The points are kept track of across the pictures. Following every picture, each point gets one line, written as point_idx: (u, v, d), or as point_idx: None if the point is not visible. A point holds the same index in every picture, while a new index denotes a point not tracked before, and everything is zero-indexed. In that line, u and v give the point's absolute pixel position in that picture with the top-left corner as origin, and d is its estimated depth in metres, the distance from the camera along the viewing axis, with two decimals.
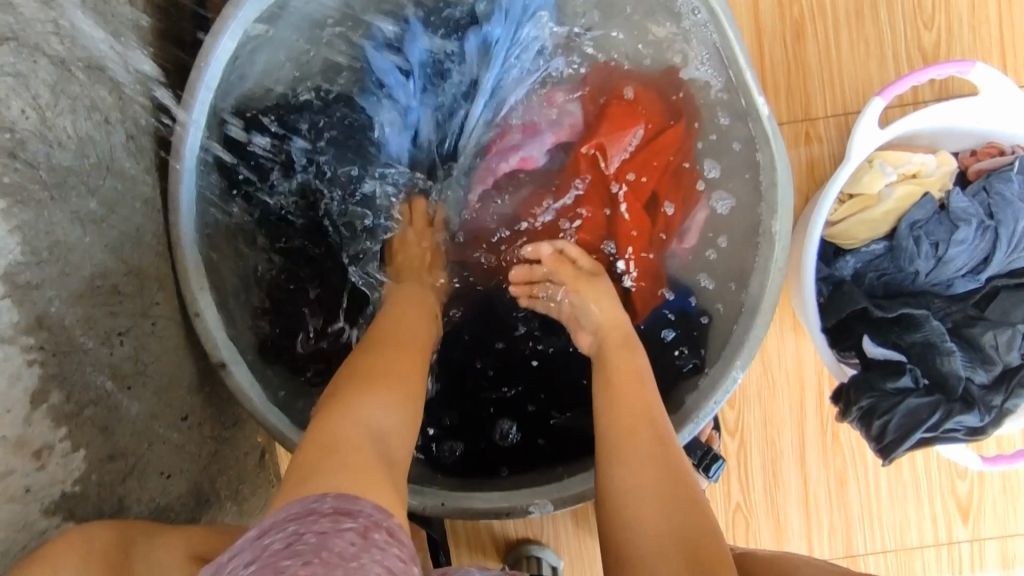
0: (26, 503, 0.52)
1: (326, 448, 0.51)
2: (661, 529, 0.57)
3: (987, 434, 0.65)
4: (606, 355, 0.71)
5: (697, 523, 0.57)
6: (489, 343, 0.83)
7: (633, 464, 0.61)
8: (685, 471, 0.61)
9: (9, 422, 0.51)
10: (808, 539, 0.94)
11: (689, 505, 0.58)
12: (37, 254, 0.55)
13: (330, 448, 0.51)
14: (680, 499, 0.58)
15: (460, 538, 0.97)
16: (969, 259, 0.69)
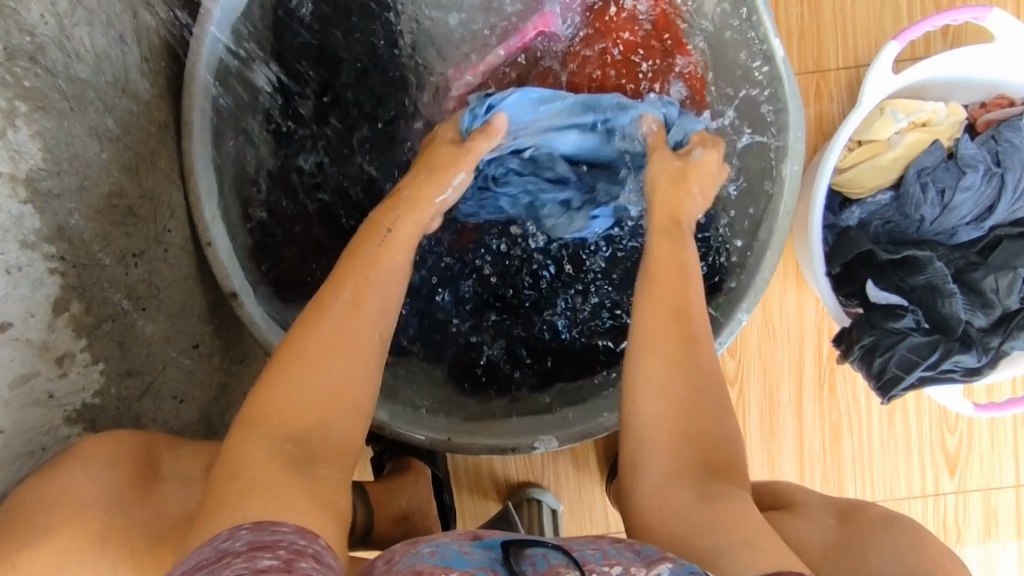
0: (49, 408, 0.53)
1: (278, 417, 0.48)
2: (678, 431, 0.54)
3: (984, 374, 0.67)
4: (655, 234, 0.65)
5: (718, 425, 0.55)
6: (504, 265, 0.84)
7: (655, 362, 0.56)
8: (711, 363, 0.57)
9: (33, 326, 0.51)
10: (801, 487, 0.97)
11: (711, 404, 0.55)
12: (56, 164, 0.55)
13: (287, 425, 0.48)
14: (699, 399, 0.55)
15: (463, 481, 0.98)
16: (974, 206, 0.71)
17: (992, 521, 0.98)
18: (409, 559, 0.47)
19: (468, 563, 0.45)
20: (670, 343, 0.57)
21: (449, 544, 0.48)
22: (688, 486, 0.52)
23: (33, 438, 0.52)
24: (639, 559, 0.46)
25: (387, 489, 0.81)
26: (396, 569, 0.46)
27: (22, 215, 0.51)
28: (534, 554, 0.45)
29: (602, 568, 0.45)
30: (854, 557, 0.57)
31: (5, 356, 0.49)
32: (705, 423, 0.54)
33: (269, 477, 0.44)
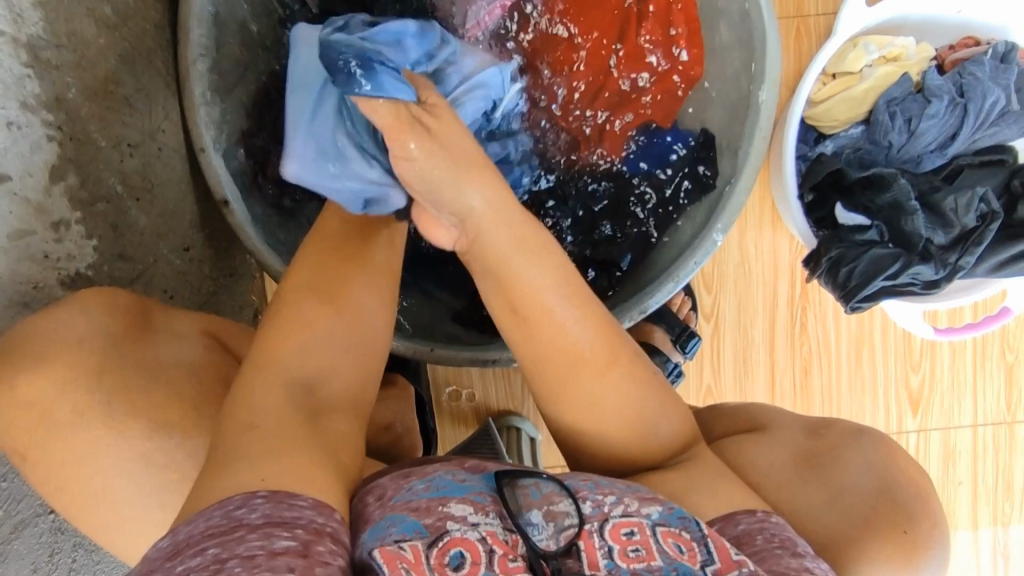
0: (44, 267, 0.54)
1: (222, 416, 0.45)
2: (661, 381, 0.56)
3: (942, 287, 0.70)
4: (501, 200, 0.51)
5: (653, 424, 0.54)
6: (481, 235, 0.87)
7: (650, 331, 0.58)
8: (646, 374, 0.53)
9: (31, 185, 0.53)
10: (772, 400, 1.01)
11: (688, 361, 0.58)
12: (56, 38, 0.56)
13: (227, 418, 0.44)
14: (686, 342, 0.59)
15: (445, 408, 1.01)
16: (938, 134, 0.74)
17: (950, 459, 1.02)
18: (405, 493, 0.47)
19: (466, 490, 0.47)
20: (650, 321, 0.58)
21: (442, 473, 0.49)
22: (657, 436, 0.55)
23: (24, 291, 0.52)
24: (630, 490, 0.49)
25: (371, 402, 0.83)
26: (391, 503, 0.47)
27: (23, 76, 0.52)
28: (531, 483, 0.48)
29: (596, 496, 0.48)
30: (828, 462, 0.59)
31: (4, 208, 0.50)
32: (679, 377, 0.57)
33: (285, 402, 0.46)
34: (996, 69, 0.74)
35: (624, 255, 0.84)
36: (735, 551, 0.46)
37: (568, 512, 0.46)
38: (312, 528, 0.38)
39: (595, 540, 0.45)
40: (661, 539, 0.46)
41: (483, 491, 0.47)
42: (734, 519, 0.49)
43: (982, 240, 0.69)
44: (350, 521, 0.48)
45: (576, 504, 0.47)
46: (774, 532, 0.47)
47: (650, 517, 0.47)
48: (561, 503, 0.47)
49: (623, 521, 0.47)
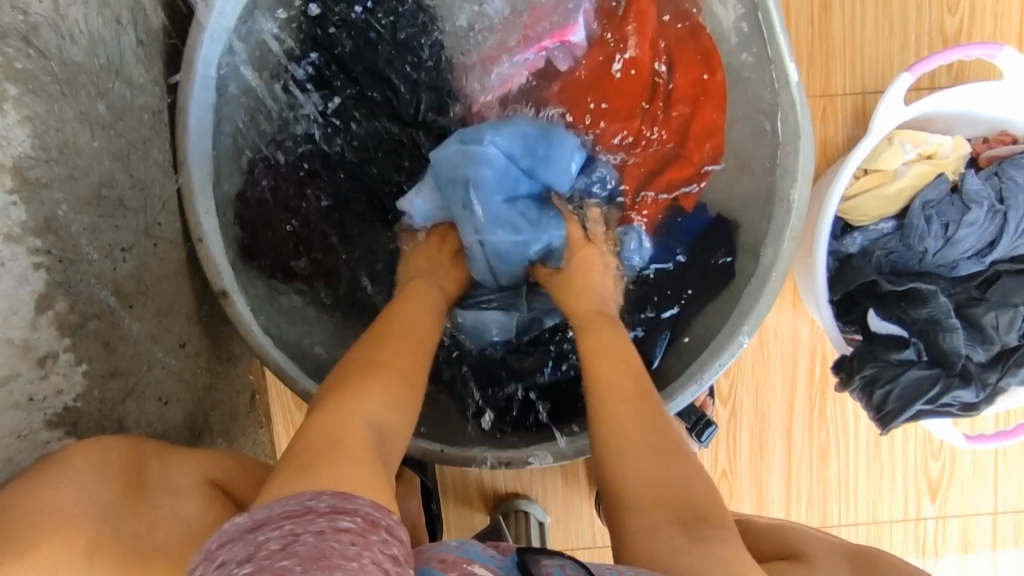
0: (29, 411, 0.49)
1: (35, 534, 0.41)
2: (652, 476, 0.55)
3: (981, 410, 0.67)
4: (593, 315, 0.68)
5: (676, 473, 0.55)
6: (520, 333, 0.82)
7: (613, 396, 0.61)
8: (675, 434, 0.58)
9: (15, 324, 0.48)
10: (787, 509, 0.98)
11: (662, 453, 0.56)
12: (46, 152, 0.52)
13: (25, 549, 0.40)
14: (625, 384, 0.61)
15: (449, 489, 0.97)
16: (976, 241, 0.71)
17: (968, 547, 0.99)
18: (445, 549, 0.49)
19: (490, 563, 0.49)
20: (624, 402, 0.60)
21: (476, 544, 0.51)
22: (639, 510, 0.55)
23: (9, 441, 0.48)
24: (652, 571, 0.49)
25: None
26: (422, 558, 0.48)
27: (10, 204, 0.48)
28: (552, 563, 0.48)
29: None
30: None
31: None
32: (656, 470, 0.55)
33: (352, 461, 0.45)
34: None
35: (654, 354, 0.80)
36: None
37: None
38: (364, 521, 0.38)
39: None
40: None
41: (506, 569, 0.48)
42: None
43: None
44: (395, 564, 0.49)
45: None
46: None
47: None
48: None
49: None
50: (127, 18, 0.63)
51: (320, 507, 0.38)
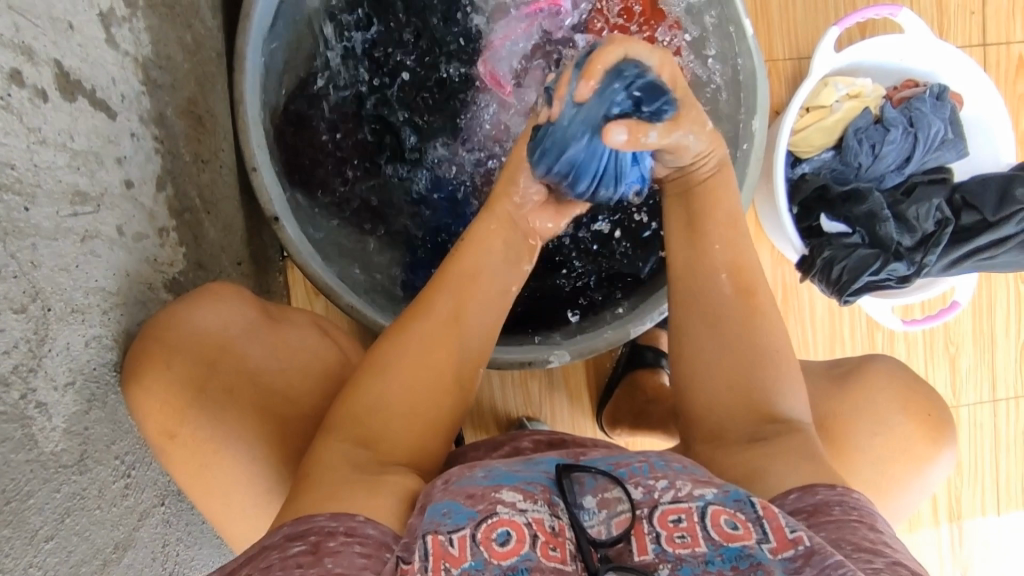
0: (154, 268, 0.56)
1: (170, 419, 0.51)
2: (723, 375, 0.58)
3: (913, 281, 0.85)
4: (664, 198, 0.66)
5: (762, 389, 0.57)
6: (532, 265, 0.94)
7: (696, 293, 0.61)
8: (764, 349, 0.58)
9: (146, 192, 0.56)
10: None
11: (746, 340, 0.58)
12: (158, 59, 0.61)
13: (174, 436, 0.51)
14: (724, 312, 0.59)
15: (467, 417, 1.04)
16: (897, 156, 0.90)
17: None
18: (466, 482, 0.46)
19: (520, 481, 0.46)
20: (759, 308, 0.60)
21: (527, 472, 0.47)
22: (731, 412, 0.57)
23: (144, 291, 0.54)
24: (685, 475, 0.47)
25: None
26: (452, 490, 0.45)
27: (140, 94, 0.57)
28: (583, 475, 0.47)
29: (646, 481, 0.46)
30: (858, 377, 0.74)
31: (130, 212, 0.53)
32: (750, 380, 0.57)
33: (399, 394, 0.52)
34: (935, 105, 0.90)
35: (645, 267, 0.93)
36: (793, 529, 0.42)
37: (620, 499, 0.44)
38: (327, 532, 0.42)
39: (644, 526, 0.43)
40: (712, 521, 0.43)
41: (535, 484, 0.46)
42: (813, 489, 0.48)
43: (940, 242, 0.84)
44: (410, 498, 0.47)
45: (626, 490, 0.45)
46: (858, 513, 0.46)
47: (705, 499, 0.44)
48: (612, 492, 0.45)
49: (672, 507, 0.44)
50: None
51: (322, 525, 0.42)
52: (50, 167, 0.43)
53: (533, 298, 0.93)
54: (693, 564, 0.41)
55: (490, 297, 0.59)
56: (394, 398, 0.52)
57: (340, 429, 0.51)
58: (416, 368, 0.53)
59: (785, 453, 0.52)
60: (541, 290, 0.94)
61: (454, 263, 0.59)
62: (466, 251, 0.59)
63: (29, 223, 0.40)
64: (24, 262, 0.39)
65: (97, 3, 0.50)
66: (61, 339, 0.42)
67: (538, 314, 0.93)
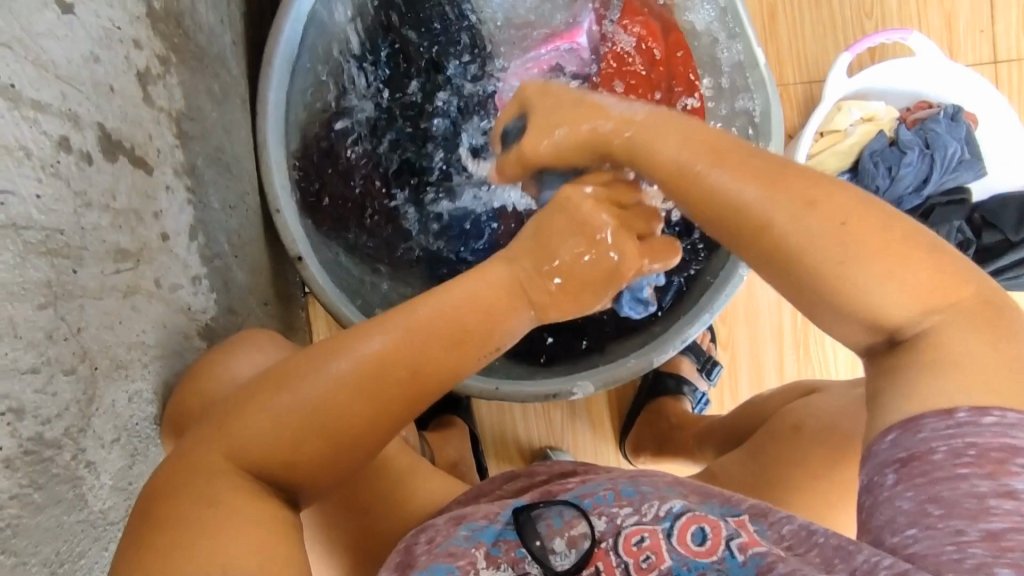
0: (189, 317, 0.57)
1: None
2: (831, 313, 0.42)
3: None
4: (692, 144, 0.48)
5: (878, 293, 0.40)
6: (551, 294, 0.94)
7: (838, 204, 0.42)
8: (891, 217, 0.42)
9: (180, 243, 0.57)
10: None
11: (905, 267, 0.40)
12: (189, 112, 0.63)
13: None
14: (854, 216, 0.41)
15: (490, 448, 1.04)
16: (915, 178, 0.90)
17: None
18: (449, 542, 0.50)
19: (490, 534, 0.50)
20: (895, 223, 0.41)
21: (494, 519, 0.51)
22: (892, 312, 0.41)
23: (181, 340, 0.55)
24: (650, 495, 0.52)
25: (440, 440, 0.86)
26: (436, 551, 0.49)
27: (174, 147, 0.58)
28: (547, 514, 0.50)
29: (610, 510, 0.50)
30: None
31: (167, 264, 0.54)
32: (913, 277, 0.40)
33: (337, 425, 0.46)
34: (950, 126, 0.90)
35: (666, 294, 0.92)
36: (762, 526, 0.45)
37: (585, 535, 0.48)
38: None
39: (609, 557, 0.48)
40: (677, 536, 0.48)
41: (499, 541, 0.49)
42: (917, 424, 0.37)
43: None
44: (398, 562, 0.50)
45: (589, 524, 0.49)
46: (997, 435, 0.36)
47: (670, 516, 0.49)
48: (578, 525, 0.49)
49: (633, 530, 0.49)
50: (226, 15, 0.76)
51: None
52: (95, 228, 0.44)
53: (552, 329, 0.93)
54: None
55: (483, 339, 0.50)
56: (318, 429, 0.45)
57: (251, 439, 0.45)
58: (377, 406, 0.47)
59: (921, 382, 0.39)
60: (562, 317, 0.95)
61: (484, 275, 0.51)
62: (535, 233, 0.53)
63: (77, 285, 0.41)
64: (73, 324, 0.40)
65: (135, 64, 0.52)
66: (107, 396, 0.43)
67: (559, 343, 0.93)
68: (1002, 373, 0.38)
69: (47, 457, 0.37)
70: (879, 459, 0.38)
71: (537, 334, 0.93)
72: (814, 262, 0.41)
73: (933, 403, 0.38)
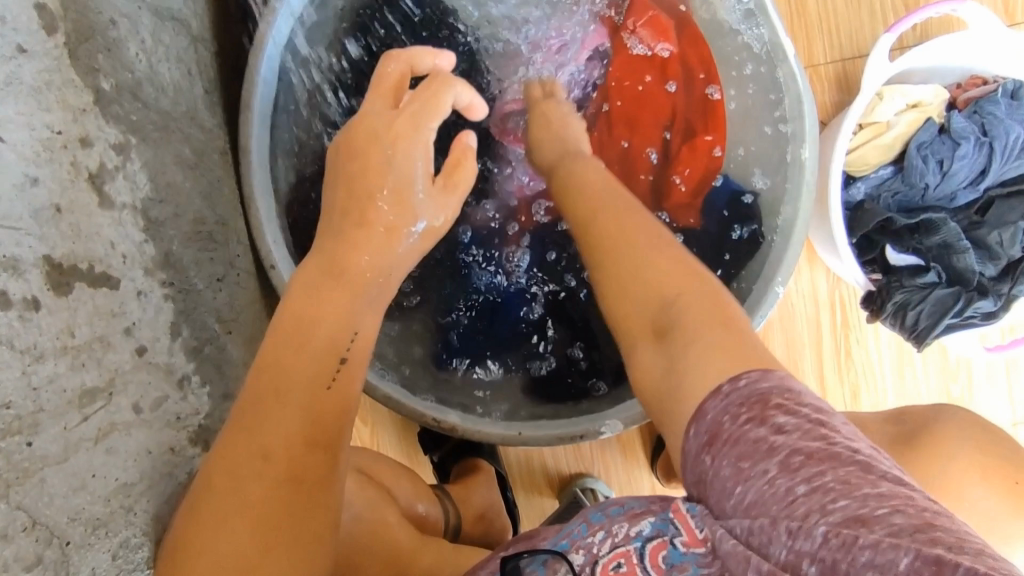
0: (179, 428, 0.53)
1: None
2: (670, 370, 0.46)
3: (1000, 317, 0.78)
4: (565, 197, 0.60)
5: (685, 302, 0.48)
6: (568, 321, 0.88)
7: (628, 217, 0.54)
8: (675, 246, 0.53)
9: (160, 348, 0.52)
10: None
11: (661, 271, 0.50)
12: (159, 192, 0.57)
13: None
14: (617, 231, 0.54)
15: (516, 479, 1.00)
16: (970, 171, 0.81)
17: None
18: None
19: None
20: (663, 240, 0.52)
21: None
22: (634, 314, 0.50)
23: (172, 456, 0.51)
24: (622, 515, 0.50)
25: (464, 490, 0.82)
26: None
27: (143, 242, 0.53)
28: (533, 564, 0.51)
29: (586, 542, 0.50)
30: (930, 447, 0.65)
31: (146, 380, 0.49)
32: (670, 324, 0.47)
33: (241, 564, 0.38)
34: (1010, 106, 0.80)
35: None
36: (700, 527, 0.43)
37: (566, 574, 0.49)
38: None
39: None
40: (650, 562, 0.46)
41: None
42: (702, 413, 0.41)
43: None
44: None
45: (568, 562, 0.49)
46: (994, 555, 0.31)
47: (640, 538, 0.47)
48: (559, 566, 0.50)
49: (611, 556, 0.48)
50: (192, 64, 0.69)
51: None
52: (52, 379, 0.39)
53: (573, 359, 0.87)
54: None
55: (311, 358, 0.42)
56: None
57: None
58: (259, 508, 0.39)
59: (698, 366, 0.44)
60: (585, 347, 0.87)
61: (318, 330, 0.43)
62: (330, 285, 0.45)
63: (35, 458, 0.37)
64: (31, 507, 0.36)
65: (83, 166, 0.46)
66: (84, 568, 0.39)
67: (583, 376, 0.86)
68: (741, 353, 0.44)
69: None
70: (694, 451, 0.42)
71: (558, 367, 0.87)
72: (591, 246, 0.54)
73: (705, 388, 0.42)
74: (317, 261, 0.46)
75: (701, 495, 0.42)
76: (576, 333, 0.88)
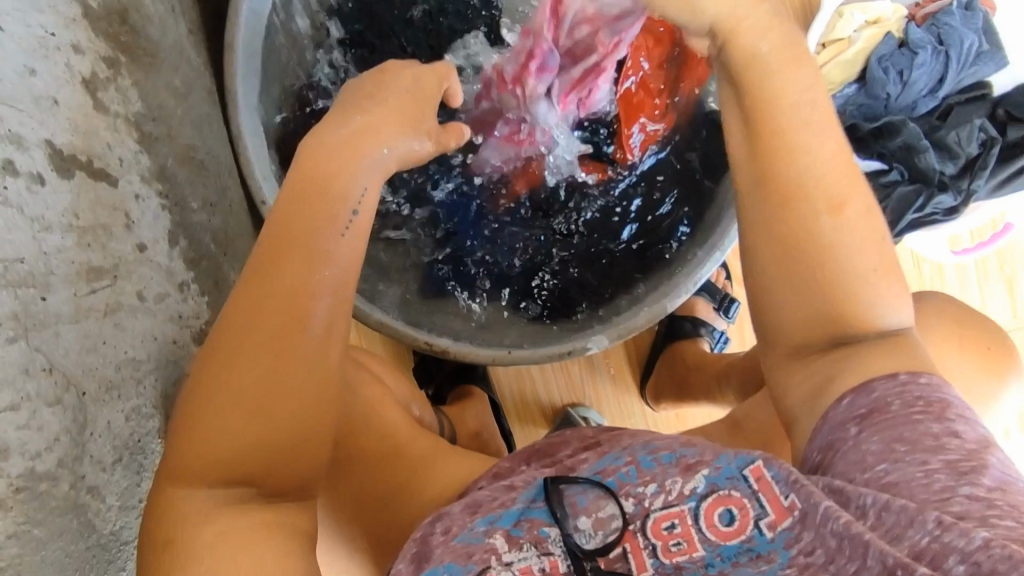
0: (181, 326, 0.56)
1: None
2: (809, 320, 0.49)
3: (960, 212, 0.83)
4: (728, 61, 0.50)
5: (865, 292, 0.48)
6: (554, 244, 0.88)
7: (810, 137, 0.48)
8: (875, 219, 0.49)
9: (160, 251, 0.56)
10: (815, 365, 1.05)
11: (805, 209, 0.48)
12: (151, 112, 0.60)
13: None
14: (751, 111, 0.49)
15: (512, 411, 1.02)
16: (929, 79, 0.84)
17: None
18: (466, 535, 0.47)
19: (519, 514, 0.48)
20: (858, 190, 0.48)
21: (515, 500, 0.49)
22: (811, 335, 0.49)
23: (175, 348, 0.54)
24: (674, 466, 0.48)
25: (459, 411, 0.85)
26: (454, 543, 0.47)
27: (138, 152, 0.56)
28: (575, 491, 0.48)
29: (637, 491, 0.48)
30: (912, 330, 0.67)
31: (147, 275, 0.53)
32: (841, 304, 0.48)
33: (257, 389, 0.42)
34: (965, 17, 0.83)
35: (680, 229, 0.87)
36: (787, 495, 0.43)
37: (613, 517, 0.47)
38: None
39: (637, 541, 0.45)
40: (707, 522, 0.45)
41: (522, 520, 0.47)
42: (868, 388, 0.46)
43: (987, 164, 0.82)
44: (412, 553, 0.47)
45: (617, 505, 0.47)
46: None
47: (694, 496, 0.46)
48: (605, 505, 0.47)
49: (664, 514, 0.46)
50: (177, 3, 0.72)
51: None
52: (60, 251, 0.42)
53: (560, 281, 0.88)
54: (693, 570, 0.44)
55: (322, 213, 0.45)
56: (244, 404, 0.42)
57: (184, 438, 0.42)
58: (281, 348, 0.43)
59: (847, 369, 0.47)
60: (572, 270, 0.88)
61: (332, 185, 0.46)
62: (342, 145, 0.47)
63: (49, 314, 0.40)
64: (49, 353, 0.39)
65: (78, 70, 0.49)
66: (100, 420, 0.43)
67: (572, 297, 0.88)
68: (911, 352, 0.48)
69: (42, 490, 0.36)
70: (842, 419, 0.46)
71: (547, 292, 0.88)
72: (765, 173, 0.49)
73: (879, 370, 0.46)
74: (330, 121, 0.49)
75: (820, 457, 0.45)
76: (564, 257, 0.88)
